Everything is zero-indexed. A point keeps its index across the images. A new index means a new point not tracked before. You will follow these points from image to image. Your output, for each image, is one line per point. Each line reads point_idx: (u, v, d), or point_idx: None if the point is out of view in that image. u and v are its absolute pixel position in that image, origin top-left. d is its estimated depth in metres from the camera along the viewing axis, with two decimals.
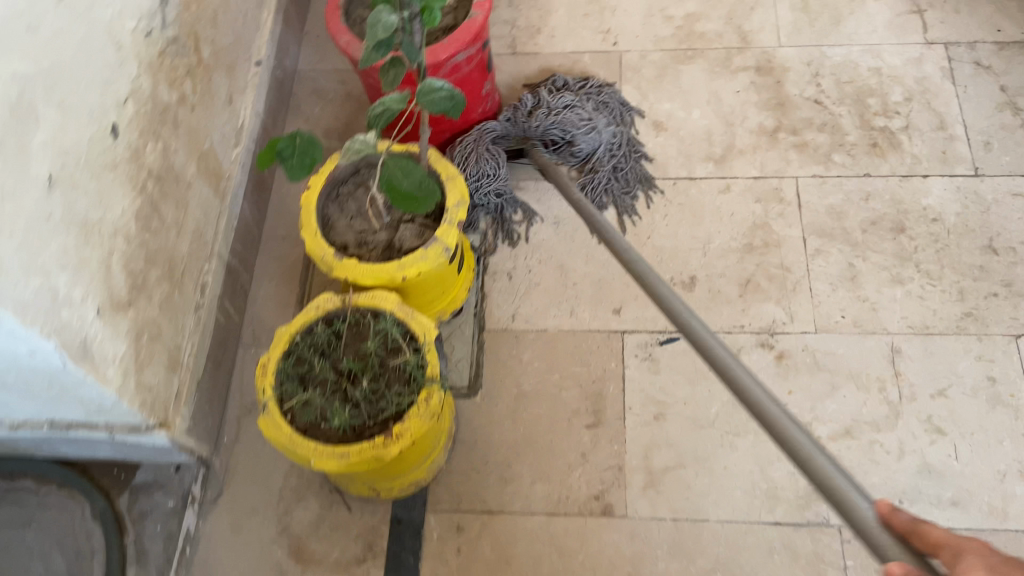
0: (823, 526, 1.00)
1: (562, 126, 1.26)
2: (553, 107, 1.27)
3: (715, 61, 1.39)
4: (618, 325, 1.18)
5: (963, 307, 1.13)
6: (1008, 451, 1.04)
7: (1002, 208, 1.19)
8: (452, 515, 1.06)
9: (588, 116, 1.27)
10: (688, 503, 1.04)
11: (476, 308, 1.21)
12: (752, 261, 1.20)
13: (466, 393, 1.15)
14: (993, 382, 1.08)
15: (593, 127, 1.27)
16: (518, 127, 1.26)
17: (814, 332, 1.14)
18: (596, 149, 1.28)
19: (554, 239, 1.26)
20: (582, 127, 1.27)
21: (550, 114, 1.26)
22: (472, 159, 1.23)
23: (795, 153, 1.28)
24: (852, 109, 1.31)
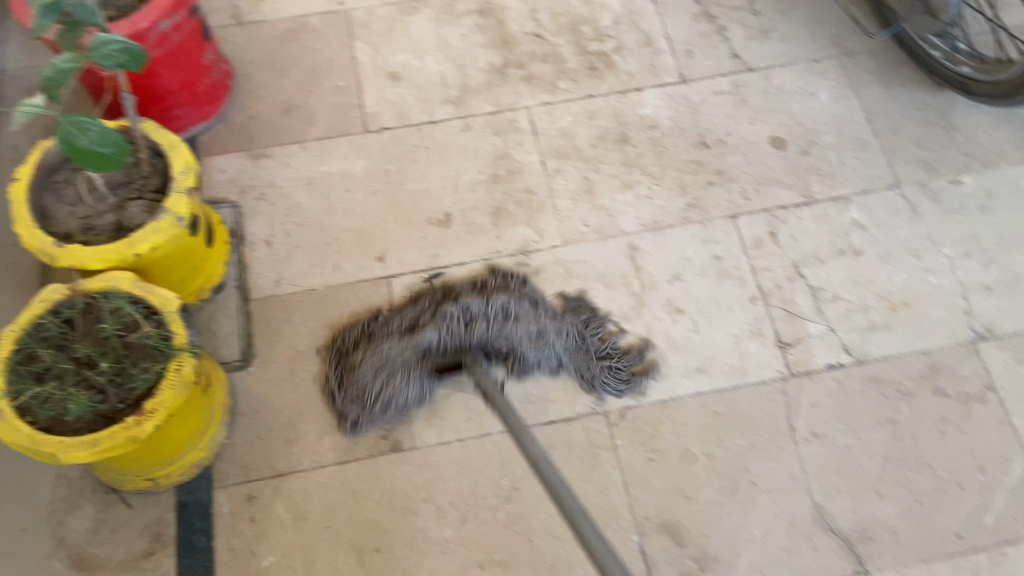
0: (593, 414, 1.09)
1: (503, 321, 1.07)
2: (499, 313, 1.07)
3: (440, 8, 1.44)
4: (384, 271, 1.20)
5: (685, 199, 1.25)
6: (740, 316, 1.15)
7: (707, 107, 1.33)
8: (240, 487, 1.04)
9: (539, 330, 1.09)
10: (471, 422, 1.09)
11: (238, 280, 1.19)
12: (500, 189, 1.26)
13: (240, 364, 1.13)
14: (719, 259, 1.20)
15: (542, 343, 1.08)
16: (452, 343, 1.05)
17: (563, 245, 1.22)
18: (513, 312, 1.08)
19: (308, 199, 1.26)
20: (512, 312, 1.08)
21: (457, 306, 1.07)
22: (381, 365, 1.05)
23: (525, 85, 1.36)
24: (570, 39, 1.40)
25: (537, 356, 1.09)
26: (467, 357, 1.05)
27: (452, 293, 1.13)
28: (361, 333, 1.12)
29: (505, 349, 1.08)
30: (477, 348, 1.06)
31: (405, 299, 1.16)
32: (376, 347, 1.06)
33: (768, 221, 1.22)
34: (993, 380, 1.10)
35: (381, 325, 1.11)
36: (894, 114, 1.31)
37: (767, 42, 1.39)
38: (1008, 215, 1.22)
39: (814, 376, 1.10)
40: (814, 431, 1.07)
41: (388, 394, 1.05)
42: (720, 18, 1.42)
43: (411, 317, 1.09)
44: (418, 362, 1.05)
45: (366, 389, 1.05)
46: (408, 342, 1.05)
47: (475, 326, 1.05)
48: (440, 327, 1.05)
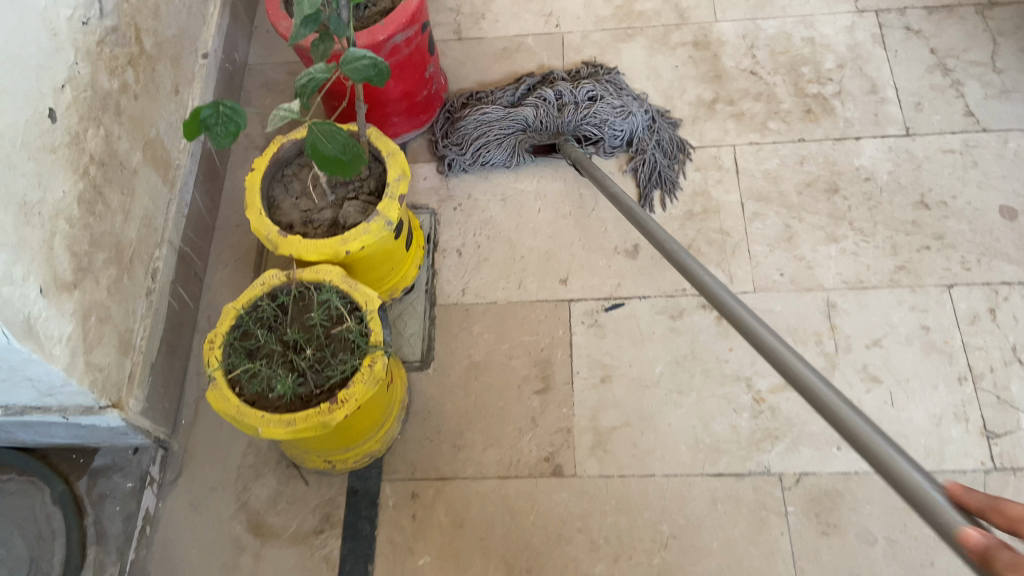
0: (766, 474, 1.04)
1: (579, 103, 1.28)
2: (582, 102, 1.29)
3: (654, 37, 1.43)
4: (566, 294, 1.21)
5: (896, 261, 1.16)
6: (943, 396, 1.06)
7: (931, 164, 1.23)
8: (407, 483, 1.09)
9: (622, 107, 1.28)
10: (635, 459, 1.07)
11: (427, 285, 1.24)
12: (693, 227, 1.24)
13: (419, 366, 1.17)
14: (927, 330, 1.10)
15: (625, 118, 1.28)
16: (548, 122, 1.28)
17: (753, 292, 1.17)
18: (584, 94, 1.30)
19: (502, 214, 1.29)
20: (597, 95, 1.30)
21: (550, 95, 1.30)
22: (478, 125, 1.30)
23: (732, 123, 1.32)
24: (787, 79, 1.35)
25: (621, 127, 1.28)
26: (562, 139, 1.27)
27: (548, 79, 1.37)
28: (470, 100, 1.38)
29: (593, 136, 1.28)
30: (570, 132, 1.28)
31: (509, 90, 1.37)
32: (476, 116, 1.30)
33: (987, 296, 1.12)
34: None
35: (492, 98, 1.37)
36: None
37: (1010, 102, 1.27)
38: None
39: (1021, 474, 1.00)
40: None
41: (491, 151, 1.29)
42: (957, 71, 1.31)
43: (512, 103, 1.36)
44: (519, 133, 1.29)
45: (465, 137, 1.30)
46: (507, 115, 1.28)
47: (563, 111, 1.27)
48: (539, 109, 1.28)
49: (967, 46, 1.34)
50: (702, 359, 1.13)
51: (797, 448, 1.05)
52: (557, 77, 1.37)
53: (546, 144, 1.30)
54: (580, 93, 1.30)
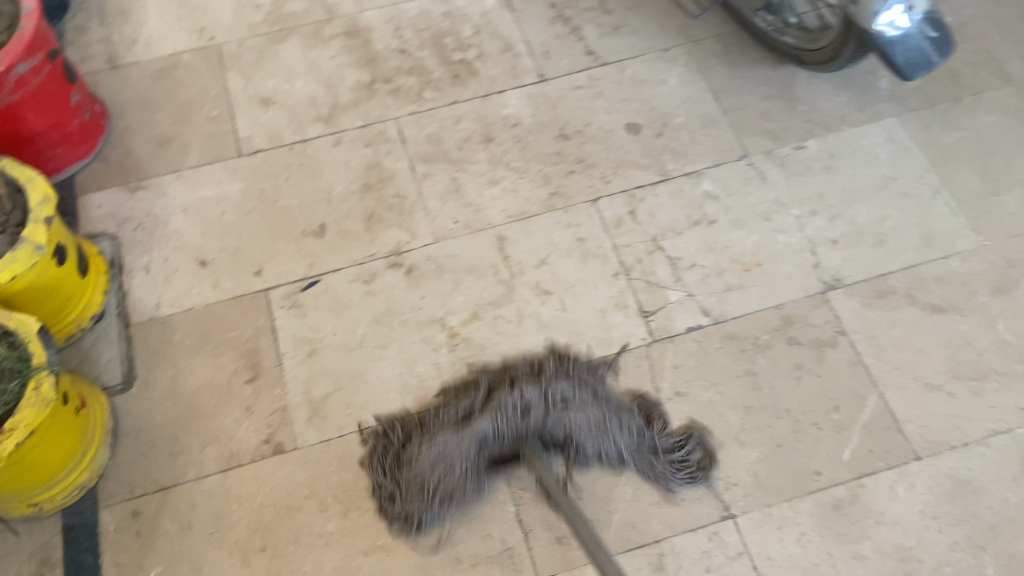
0: (468, 398, 1.13)
1: (568, 433, 1.04)
2: (554, 405, 1.04)
3: (307, 35, 1.50)
4: (261, 285, 1.23)
5: (549, 189, 1.31)
6: (604, 291, 1.21)
7: (566, 101, 1.40)
8: (125, 504, 1.06)
9: (604, 425, 1.04)
10: (350, 418, 1.12)
11: (118, 309, 1.21)
12: (372, 198, 1.31)
13: (122, 388, 1.15)
14: (583, 241, 1.25)
15: (604, 437, 1.04)
16: (508, 432, 1.03)
17: (434, 242, 1.26)
18: (609, 417, 1.05)
19: (185, 225, 1.29)
20: (580, 431, 1.03)
21: (514, 395, 1.04)
22: (437, 447, 1.02)
23: (391, 99, 1.41)
24: (434, 51, 1.47)
25: (593, 447, 1.04)
26: (526, 444, 1.04)
27: (504, 379, 1.10)
28: (421, 424, 1.09)
29: (562, 439, 1.05)
30: (536, 436, 1.05)
31: (468, 388, 1.12)
32: (430, 439, 1.03)
33: (626, 202, 1.29)
34: (843, 325, 1.16)
35: (445, 408, 1.08)
36: (740, 91, 1.39)
37: (620, 37, 1.46)
38: (850, 172, 1.29)
39: (676, 339, 1.16)
40: (678, 390, 1.12)
41: (441, 478, 1.01)
42: (575, 19, 1.49)
43: (462, 416, 1.06)
44: (479, 447, 1.03)
45: (418, 482, 1.02)
46: (462, 432, 1.02)
47: (535, 461, 1.02)
48: (500, 415, 1.02)
49: None
50: (399, 312, 1.20)
51: (492, 368, 1.15)
52: (560, 377, 1.10)
53: (505, 454, 1.06)
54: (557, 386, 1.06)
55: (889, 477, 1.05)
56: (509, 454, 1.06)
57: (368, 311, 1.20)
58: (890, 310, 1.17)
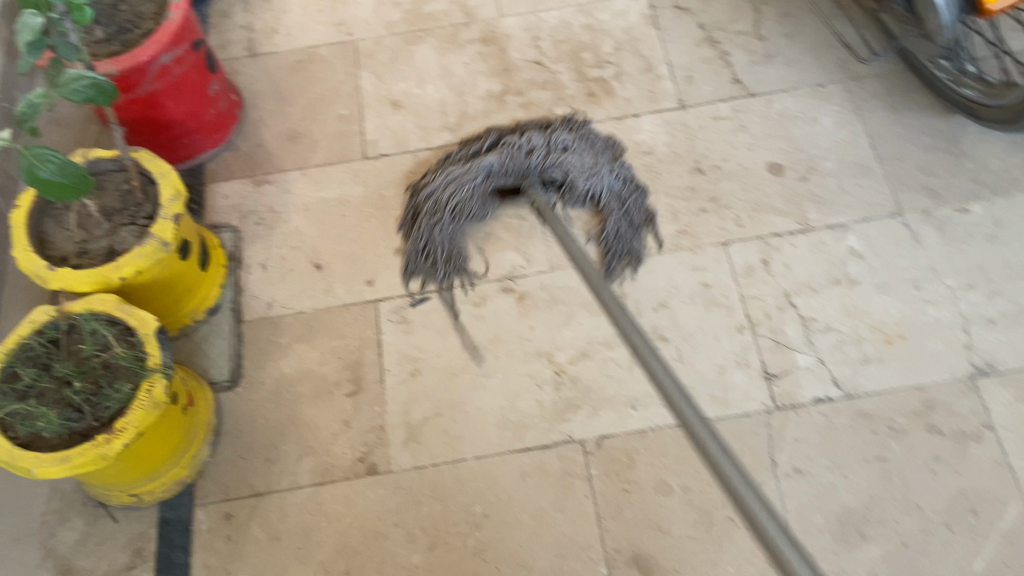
0: (569, 443, 1.08)
1: (567, 177, 1.23)
2: (554, 148, 1.24)
3: (443, 38, 1.46)
4: (371, 295, 1.22)
5: (677, 226, 1.23)
6: (726, 345, 1.13)
7: (705, 132, 1.31)
8: (220, 505, 1.07)
9: (593, 167, 1.25)
10: (446, 447, 1.09)
11: (232, 303, 1.22)
12: (491, 215, 1.27)
13: (228, 385, 1.16)
14: (707, 287, 1.17)
15: (598, 178, 1.24)
16: (514, 166, 1.22)
17: (550, 271, 1.22)
18: (600, 162, 1.26)
19: (304, 224, 1.29)
20: (576, 175, 1.23)
21: (524, 140, 1.24)
22: (450, 178, 1.24)
23: (522, 113, 1.37)
24: (570, 66, 1.41)
25: (586, 185, 1.23)
26: (527, 182, 1.23)
27: (520, 130, 1.30)
28: (454, 160, 1.29)
29: (559, 178, 1.23)
30: (537, 175, 1.23)
31: (484, 140, 1.29)
32: (445, 170, 1.25)
33: (760, 249, 1.20)
34: (991, 419, 1.04)
35: (476, 148, 1.29)
36: (900, 139, 1.26)
37: (772, 66, 1.36)
38: (1018, 244, 1.16)
39: (800, 410, 1.07)
40: (797, 466, 1.04)
41: (456, 202, 1.22)
42: (724, 43, 1.40)
43: (488, 148, 1.28)
44: (490, 175, 1.22)
45: (437, 205, 1.23)
46: (470, 167, 1.22)
47: (528, 182, 1.23)
48: (504, 156, 1.21)
49: (733, 18, 1.42)
50: (506, 341, 1.16)
51: (597, 414, 1.10)
52: (578, 134, 1.30)
53: (508, 185, 1.24)
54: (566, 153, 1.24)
55: None
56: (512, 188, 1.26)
57: (475, 336, 1.17)
58: None
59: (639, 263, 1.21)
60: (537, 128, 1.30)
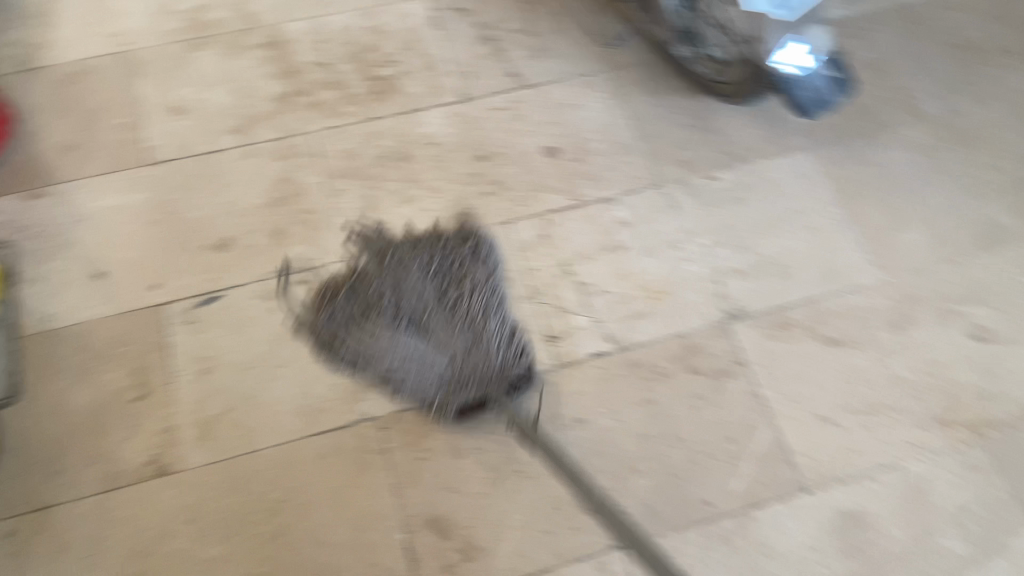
0: (365, 421, 1.11)
1: (484, 350, 1.09)
2: (474, 322, 1.11)
3: (227, 44, 1.47)
4: (159, 299, 1.20)
5: (462, 209, 1.30)
6: (511, 314, 1.20)
7: (485, 122, 1.39)
8: (3, 525, 1.03)
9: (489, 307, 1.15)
10: (241, 439, 1.09)
11: (6, 319, 1.17)
12: (281, 211, 1.28)
13: (4, 403, 1.11)
14: (493, 263, 1.24)
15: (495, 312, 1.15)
16: (477, 373, 1.07)
17: (341, 260, 1.24)
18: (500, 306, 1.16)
19: (84, 234, 1.25)
20: (485, 316, 1.13)
21: (454, 328, 1.10)
22: (398, 352, 1.10)
23: (308, 112, 1.39)
24: (354, 65, 1.45)
25: (495, 326, 1.12)
26: (492, 335, 1.11)
27: (391, 283, 1.14)
28: (352, 305, 1.14)
29: (515, 341, 1.12)
30: (503, 373, 1.08)
31: (358, 299, 1.14)
32: (392, 335, 1.10)
33: (539, 226, 1.28)
34: (743, 356, 1.17)
35: (397, 296, 1.12)
36: (658, 119, 1.39)
37: (543, 59, 1.46)
38: (760, 204, 1.31)
39: (578, 365, 1.16)
40: (577, 417, 1.12)
41: (403, 380, 1.10)
42: (499, 39, 1.48)
43: (383, 296, 1.13)
44: (445, 372, 1.08)
45: (383, 357, 1.10)
46: (431, 344, 1.09)
47: (465, 362, 1.08)
48: (439, 344, 1.09)
49: (506, 16, 1.51)
50: (299, 331, 1.18)
51: (391, 391, 1.13)
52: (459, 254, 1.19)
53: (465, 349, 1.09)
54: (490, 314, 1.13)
55: (778, 509, 1.06)
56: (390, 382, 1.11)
57: (268, 328, 1.18)
58: (790, 343, 1.18)
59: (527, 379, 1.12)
60: (422, 263, 1.17)
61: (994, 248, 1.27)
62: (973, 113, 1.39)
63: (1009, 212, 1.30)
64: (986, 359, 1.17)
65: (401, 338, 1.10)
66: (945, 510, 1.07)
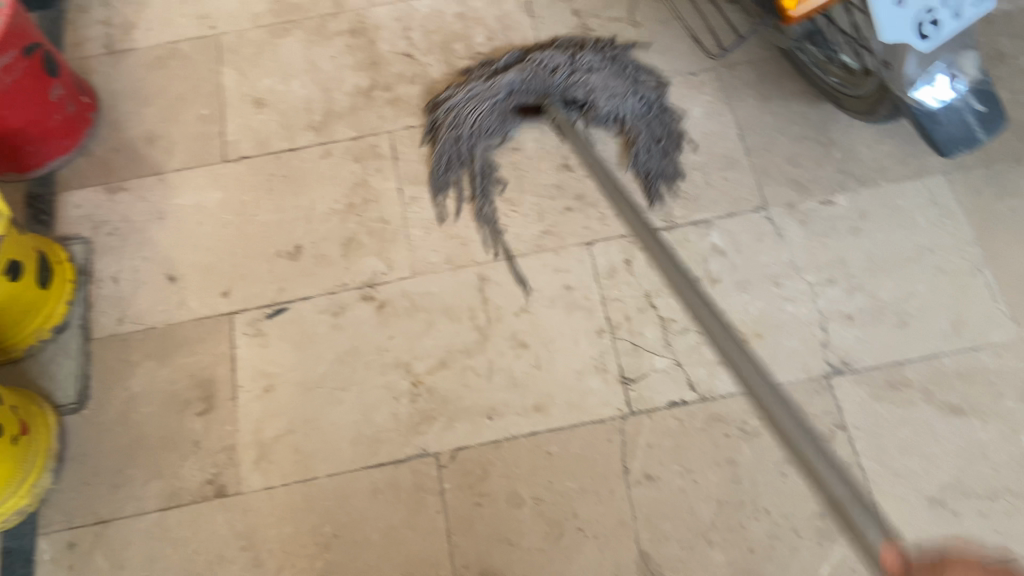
0: (423, 456, 1.06)
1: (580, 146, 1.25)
2: (590, 85, 1.25)
3: (311, 30, 1.41)
4: (227, 308, 1.17)
5: (542, 226, 1.20)
6: (585, 350, 1.11)
7: (574, 127, 1.28)
8: (63, 534, 1.04)
9: (613, 112, 1.26)
10: (298, 465, 1.07)
11: (82, 320, 1.17)
12: (353, 220, 1.23)
13: (74, 409, 1.12)
14: (570, 290, 1.15)
15: (619, 123, 1.27)
16: (538, 89, 1.25)
17: (411, 276, 1.18)
18: (631, 91, 1.27)
19: (161, 234, 1.24)
20: (604, 100, 1.25)
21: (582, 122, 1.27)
22: (469, 108, 1.25)
23: (389, 109, 1.32)
24: (440, 58, 1.36)
25: (609, 109, 1.26)
26: (587, 114, 1.27)
27: (553, 75, 1.24)
28: (490, 117, 1.25)
29: (583, 99, 1.26)
30: (559, 95, 1.25)
31: (475, 152, 1.25)
32: (471, 91, 1.26)
33: (624, 249, 1.17)
34: (842, 418, 1.04)
35: (552, 54, 1.26)
36: (769, 130, 1.24)
37: (643, 56, 1.32)
38: (879, 236, 1.15)
39: (654, 414, 1.06)
40: (648, 472, 1.03)
41: (471, 130, 1.25)
42: (597, 31, 1.35)
43: (561, 94, 1.25)
44: (506, 107, 1.26)
45: (462, 106, 1.25)
46: (493, 85, 1.25)
47: (558, 119, 1.23)
48: (530, 91, 1.25)
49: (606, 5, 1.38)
50: (364, 352, 1.13)
51: (452, 425, 1.07)
52: (625, 65, 1.29)
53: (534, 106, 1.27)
54: (630, 131, 1.26)
55: None
56: (533, 107, 1.28)
57: (333, 348, 1.13)
58: (901, 406, 1.04)
59: (676, 189, 1.21)
60: (592, 68, 1.27)
61: None
62: None
63: None
64: None
65: (570, 109, 1.27)
66: None
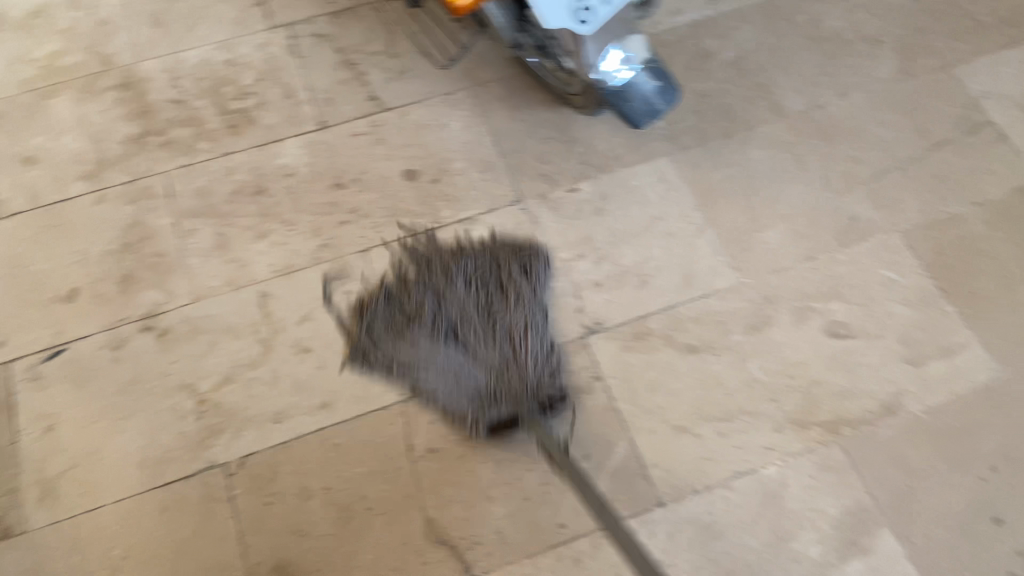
0: (212, 467, 1.09)
1: (517, 346, 1.13)
2: (516, 324, 1.15)
3: (81, 88, 1.43)
4: (5, 357, 1.18)
5: (319, 241, 1.27)
6: (366, 346, 1.18)
7: (344, 149, 1.36)
8: None
9: (537, 319, 1.17)
10: (86, 495, 1.08)
11: None
12: (131, 258, 1.26)
13: None
14: (348, 294, 1.22)
15: (535, 312, 1.17)
16: (496, 370, 1.11)
17: (191, 302, 1.21)
18: (513, 277, 1.19)
19: None
20: (521, 332, 1.14)
21: (525, 344, 1.13)
22: (418, 370, 1.13)
23: (162, 152, 1.36)
24: (211, 100, 1.41)
25: (536, 341, 1.14)
26: (537, 397, 1.11)
27: (469, 320, 1.15)
28: (393, 314, 1.18)
29: (540, 375, 1.12)
30: (531, 396, 1.10)
31: (433, 390, 1.12)
32: (428, 349, 1.14)
33: (396, 252, 1.26)
34: (599, 369, 1.16)
35: (436, 297, 1.18)
36: (520, 134, 1.37)
37: (406, 82, 1.42)
38: (619, 214, 1.30)
39: None
40: (431, 446, 1.10)
41: (420, 375, 1.13)
42: (361, 63, 1.44)
43: (536, 395, 1.10)
44: (474, 369, 1.12)
45: (400, 355, 1.14)
46: (436, 348, 1.13)
47: (505, 371, 1.11)
48: (473, 362, 1.12)
49: (370, 40, 1.46)
50: (147, 379, 1.15)
51: (239, 435, 1.11)
52: (483, 266, 1.21)
53: (505, 417, 1.09)
54: (533, 323, 1.16)
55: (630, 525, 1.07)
56: (506, 421, 1.09)
57: (116, 380, 1.15)
58: (647, 353, 1.17)
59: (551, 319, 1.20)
60: (472, 282, 1.19)
61: (851, 241, 1.26)
62: (834, 105, 1.38)
63: (870, 203, 1.29)
64: (843, 356, 1.17)
65: (545, 415, 1.12)
66: (798, 513, 1.07)
